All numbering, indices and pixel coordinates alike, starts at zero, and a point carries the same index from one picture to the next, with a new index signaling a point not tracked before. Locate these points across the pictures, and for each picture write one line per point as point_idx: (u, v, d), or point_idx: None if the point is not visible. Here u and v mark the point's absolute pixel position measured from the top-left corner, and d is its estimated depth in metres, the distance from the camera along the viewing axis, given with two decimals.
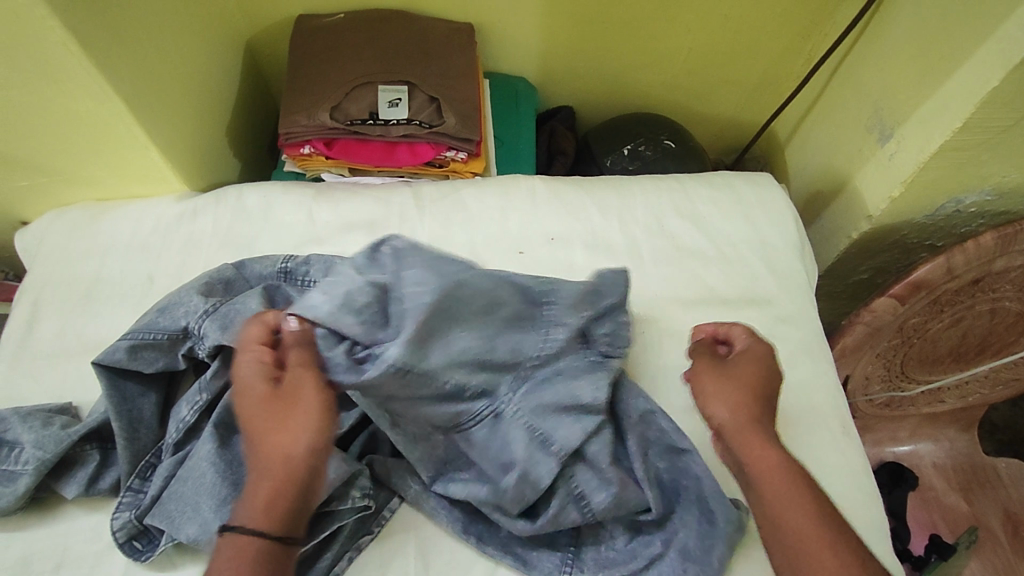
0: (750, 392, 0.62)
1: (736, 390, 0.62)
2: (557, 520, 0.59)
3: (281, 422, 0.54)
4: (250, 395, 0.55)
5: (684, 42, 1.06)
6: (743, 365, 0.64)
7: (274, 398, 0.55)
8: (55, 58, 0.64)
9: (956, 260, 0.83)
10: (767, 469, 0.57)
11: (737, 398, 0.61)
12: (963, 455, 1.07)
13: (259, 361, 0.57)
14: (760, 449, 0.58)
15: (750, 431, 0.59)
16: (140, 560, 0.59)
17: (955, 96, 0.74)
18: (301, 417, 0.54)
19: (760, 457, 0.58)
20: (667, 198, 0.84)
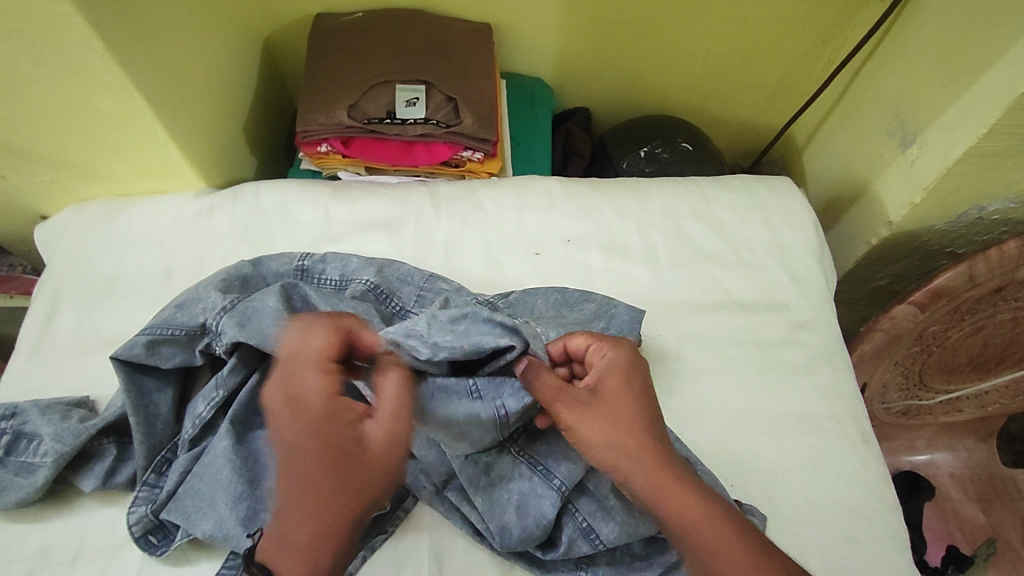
0: (620, 416, 0.57)
1: (607, 420, 0.57)
2: (569, 553, 0.59)
3: (346, 476, 0.54)
4: (312, 437, 0.55)
5: (702, 44, 1.06)
6: (607, 390, 0.59)
7: (344, 446, 0.54)
8: (79, 54, 0.64)
9: (979, 268, 0.82)
10: (693, 517, 0.53)
11: (612, 432, 0.56)
12: (981, 466, 1.06)
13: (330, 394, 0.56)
14: (671, 487, 0.54)
15: (652, 470, 0.55)
16: (155, 554, 0.59)
17: (981, 102, 0.73)
18: (366, 473, 0.55)
19: (673, 495, 0.54)
20: (684, 201, 0.83)
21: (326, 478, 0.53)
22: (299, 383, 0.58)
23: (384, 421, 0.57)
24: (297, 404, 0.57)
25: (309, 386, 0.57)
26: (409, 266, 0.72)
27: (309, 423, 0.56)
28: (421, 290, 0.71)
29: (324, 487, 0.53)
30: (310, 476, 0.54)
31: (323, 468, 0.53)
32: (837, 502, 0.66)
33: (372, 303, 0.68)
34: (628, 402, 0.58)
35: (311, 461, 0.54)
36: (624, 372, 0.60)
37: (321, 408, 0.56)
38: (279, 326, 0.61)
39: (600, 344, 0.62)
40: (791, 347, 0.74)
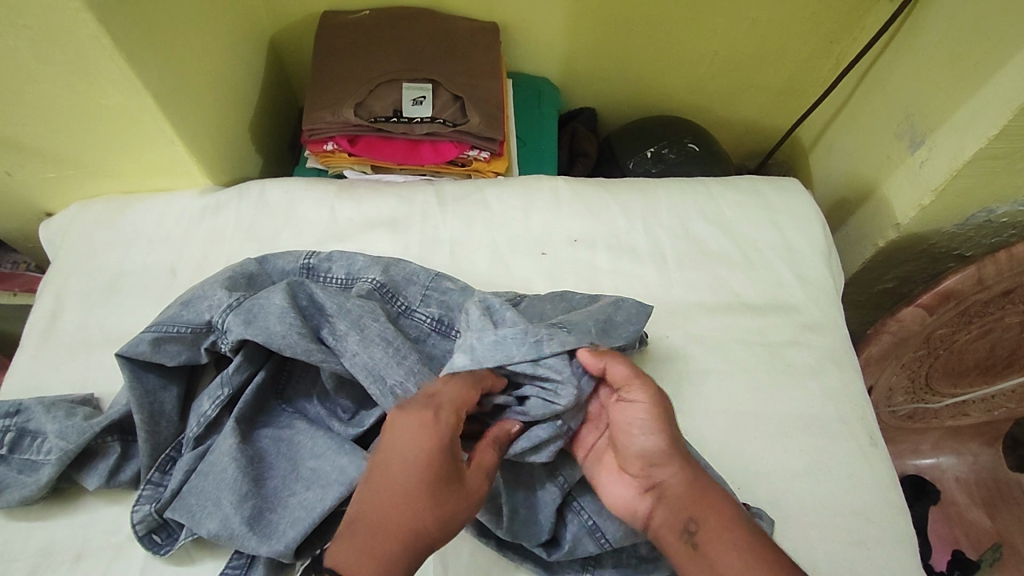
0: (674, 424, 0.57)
1: (667, 423, 0.56)
2: (573, 552, 0.58)
3: (444, 509, 0.51)
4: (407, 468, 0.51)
5: (709, 46, 1.06)
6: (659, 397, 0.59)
7: (452, 479, 0.52)
8: (88, 52, 0.64)
9: (988, 271, 0.81)
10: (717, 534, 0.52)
11: (667, 435, 0.56)
12: (986, 470, 1.05)
13: (456, 431, 0.53)
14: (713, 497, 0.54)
15: (693, 479, 0.55)
16: (159, 553, 0.59)
17: (992, 103, 0.73)
18: (462, 509, 0.51)
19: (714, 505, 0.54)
20: (692, 202, 0.83)
21: (432, 509, 0.50)
22: (448, 423, 0.53)
23: (481, 466, 0.54)
24: (417, 441, 0.52)
25: (442, 427, 0.53)
26: (415, 265, 0.72)
27: (431, 454, 0.51)
28: (427, 289, 0.70)
29: (416, 515, 0.50)
30: (392, 507, 0.51)
31: (420, 496, 0.50)
32: (844, 505, 0.65)
33: (377, 302, 0.68)
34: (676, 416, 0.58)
35: (399, 496, 0.51)
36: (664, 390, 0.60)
37: (448, 441, 0.52)
38: (285, 324, 0.61)
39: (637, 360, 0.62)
40: (799, 349, 0.74)
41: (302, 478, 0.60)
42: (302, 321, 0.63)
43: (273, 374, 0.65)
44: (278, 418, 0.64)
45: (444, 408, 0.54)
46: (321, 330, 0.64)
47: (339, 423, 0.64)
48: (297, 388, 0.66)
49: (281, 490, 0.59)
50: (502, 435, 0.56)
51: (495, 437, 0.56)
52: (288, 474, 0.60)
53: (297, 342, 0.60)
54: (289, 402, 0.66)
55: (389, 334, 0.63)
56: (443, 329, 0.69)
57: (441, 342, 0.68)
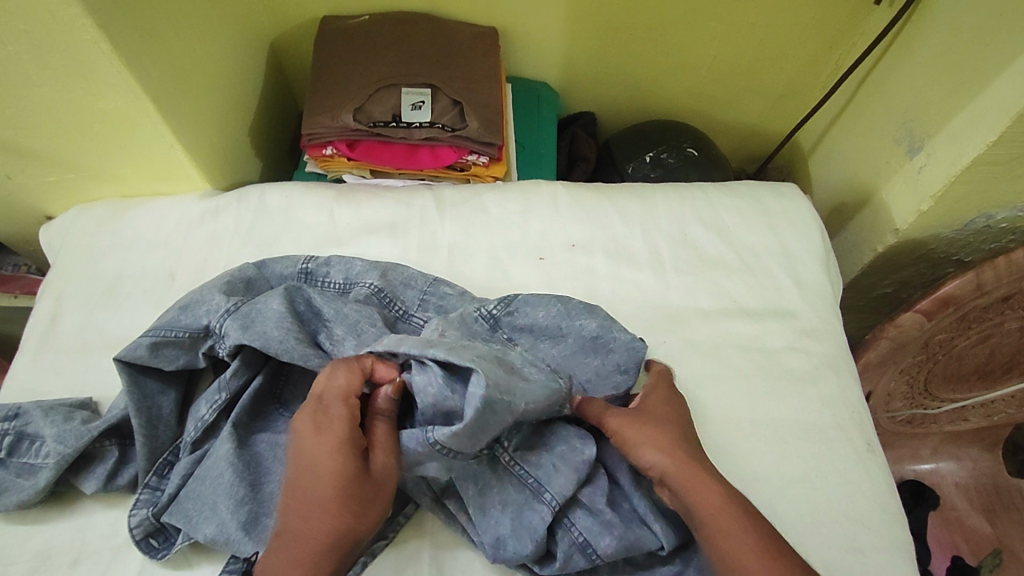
0: (664, 431, 0.61)
1: (655, 432, 0.60)
2: (564, 568, 0.58)
3: (355, 505, 0.52)
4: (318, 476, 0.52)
5: (708, 50, 1.06)
6: (651, 406, 0.64)
7: (358, 475, 0.53)
8: (89, 57, 0.64)
9: (986, 276, 0.81)
10: (724, 517, 0.56)
11: (660, 443, 0.60)
12: (986, 475, 1.05)
13: (353, 427, 0.55)
14: (704, 488, 0.57)
15: (683, 474, 0.58)
16: (156, 558, 0.59)
17: (991, 108, 0.72)
18: (373, 501, 0.53)
19: (706, 495, 0.57)
20: (690, 207, 0.83)
21: (342, 509, 0.51)
22: (343, 420, 0.55)
23: (384, 453, 0.55)
24: (317, 445, 0.54)
25: (337, 425, 0.54)
26: (414, 270, 0.72)
27: (335, 455, 0.53)
28: (424, 294, 0.70)
29: (328, 517, 0.51)
30: (307, 517, 0.51)
31: (329, 497, 0.52)
32: (842, 512, 0.65)
33: (375, 307, 0.68)
34: (667, 421, 0.62)
35: (313, 502, 0.52)
36: (660, 404, 0.64)
37: (346, 439, 0.54)
38: (282, 329, 0.61)
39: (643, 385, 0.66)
40: (796, 355, 0.74)
41: None
42: (299, 326, 0.63)
43: (271, 379, 0.65)
44: (276, 423, 0.64)
45: (338, 402, 0.55)
46: (319, 335, 0.64)
47: None
48: (295, 392, 0.66)
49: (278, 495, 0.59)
50: (388, 405, 0.57)
51: (381, 411, 0.57)
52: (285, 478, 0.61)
53: (294, 347, 0.61)
54: (286, 407, 0.66)
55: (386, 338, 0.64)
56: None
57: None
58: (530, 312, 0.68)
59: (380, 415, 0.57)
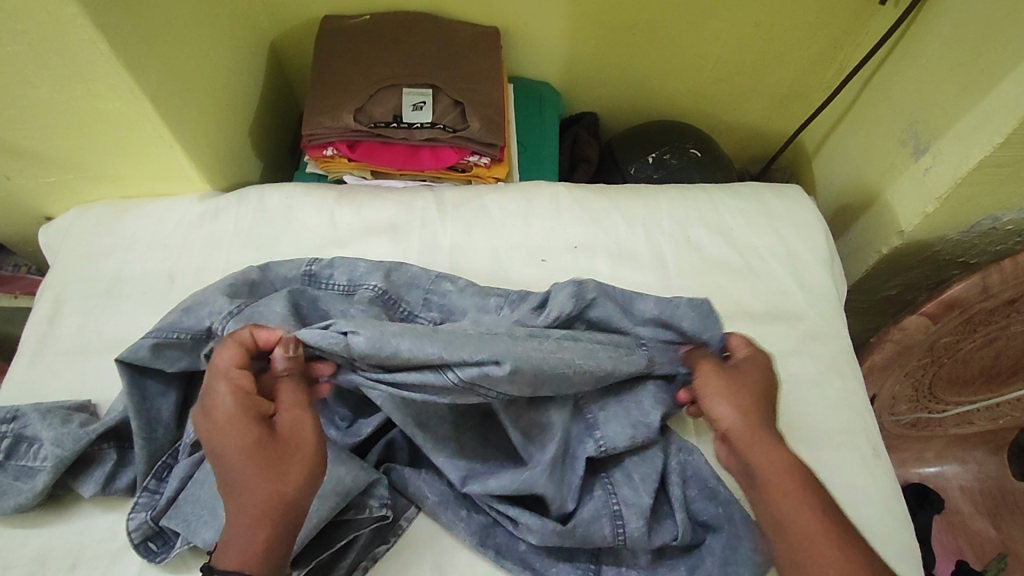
0: (745, 391, 0.61)
1: (738, 389, 0.61)
2: (590, 535, 0.58)
3: (279, 463, 0.51)
4: (233, 456, 0.50)
5: (712, 50, 1.05)
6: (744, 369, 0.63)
7: (269, 439, 0.51)
8: (86, 57, 0.64)
9: (993, 279, 0.80)
10: (780, 477, 0.55)
11: (739, 399, 0.60)
12: (992, 479, 1.04)
13: (239, 395, 0.52)
14: (768, 451, 0.57)
15: (748, 432, 0.58)
16: (154, 561, 0.59)
17: (999, 110, 0.72)
18: (295, 457, 0.51)
19: (769, 459, 0.56)
20: (693, 209, 0.82)
21: (262, 471, 0.50)
22: (239, 391, 0.52)
23: (288, 411, 0.53)
24: (219, 422, 0.51)
25: (226, 398, 0.52)
26: (417, 269, 0.72)
27: (239, 430, 0.51)
28: (428, 293, 0.70)
29: (254, 482, 0.50)
30: (237, 499, 0.50)
31: (246, 465, 0.50)
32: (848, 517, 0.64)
33: (380, 309, 0.67)
34: (758, 382, 0.62)
35: (235, 476, 0.50)
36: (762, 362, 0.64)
37: (242, 408, 0.51)
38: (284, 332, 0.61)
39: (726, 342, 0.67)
40: (801, 358, 0.73)
41: None
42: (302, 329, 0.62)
43: None
44: None
45: (219, 380, 0.53)
46: None
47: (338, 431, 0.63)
48: None
49: None
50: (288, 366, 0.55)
51: (281, 372, 0.55)
52: None
53: None
54: None
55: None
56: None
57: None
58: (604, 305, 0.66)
59: (285, 376, 0.55)
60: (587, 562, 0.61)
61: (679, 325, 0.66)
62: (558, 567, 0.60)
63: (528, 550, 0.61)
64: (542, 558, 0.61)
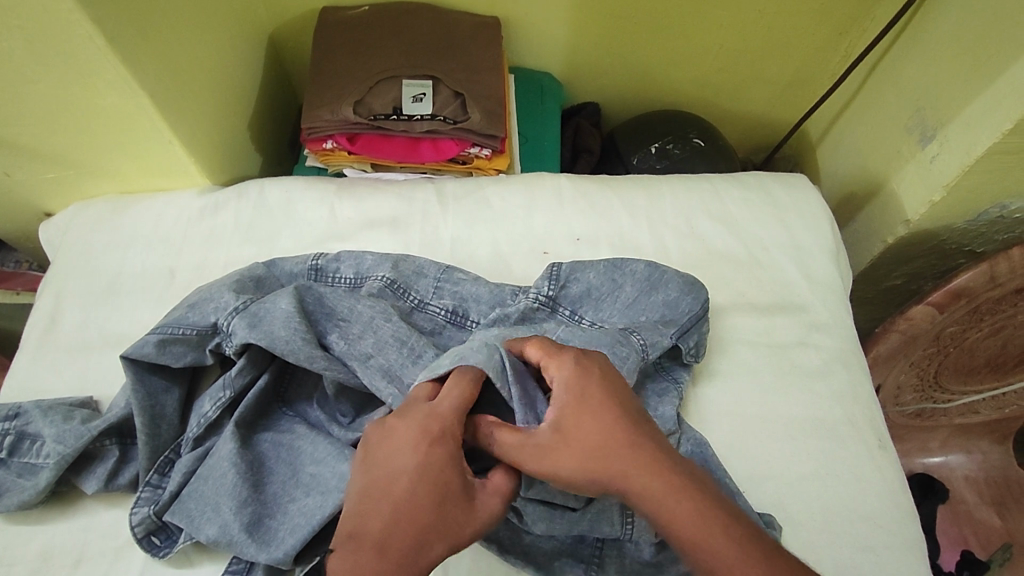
0: (588, 440, 0.50)
1: (577, 452, 0.49)
2: (598, 522, 0.58)
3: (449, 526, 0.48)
4: (413, 485, 0.49)
5: (714, 38, 1.03)
6: (570, 416, 0.51)
7: (458, 495, 0.49)
8: (82, 51, 0.63)
9: (1000, 268, 0.79)
10: (683, 519, 0.47)
11: (592, 462, 0.49)
12: (997, 468, 1.03)
13: (451, 441, 0.50)
14: (661, 499, 0.48)
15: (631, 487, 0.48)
16: (157, 556, 0.58)
17: (1007, 96, 0.70)
18: (466, 530, 0.48)
19: (666, 508, 0.47)
20: (697, 199, 0.82)
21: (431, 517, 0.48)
22: (452, 436, 0.51)
23: (489, 487, 0.51)
24: (430, 455, 0.49)
25: (451, 442, 0.50)
26: (424, 259, 0.71)
27: (431, 466, 0.49)
28: (438, 282, 0.69)
29: (415, 528, 0.47)
30: (393, 526, 0.47)
31: (432, 512, 0.48)
32: (853, 510, 0.64)
33: (389, 300, 0.67)
34: (599, 422, 0.51)
35: (403, 510, 0.48)
36: (582, 387, 0.52)
37: (455, 455, 0.50)
38: (290, 328, 0.60)
39: (551, 359, 0.54)
40: (805, 349, 0.72)
41: (302, 484, 0.59)
42: (307, 325, 0.61)
43: (276, 378, 0.64)
44: (280, 422, 0.63)
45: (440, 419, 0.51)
46: (327, 334, 0.63)
47: (339, 428, 0.62)
48: (299, 392, 0.65)
49: (281, 495, 0.59)
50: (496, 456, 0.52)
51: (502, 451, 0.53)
52: (287, 479, 0.60)
53: (301, 348, 0.59)
54: (290, 405, 0.65)
55: (402, 333, 0.63)
56: (457, 320, 0.68)
57: (456, 334, 0.68)
58: (580, 278, 0.69)
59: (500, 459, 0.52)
60: (591, 558, 0.60)
61: (664, 288, 0.69)
62: (562, 561, 0.60)
63: (531, 544, 0.61)
64: (547, 550, 0.61)
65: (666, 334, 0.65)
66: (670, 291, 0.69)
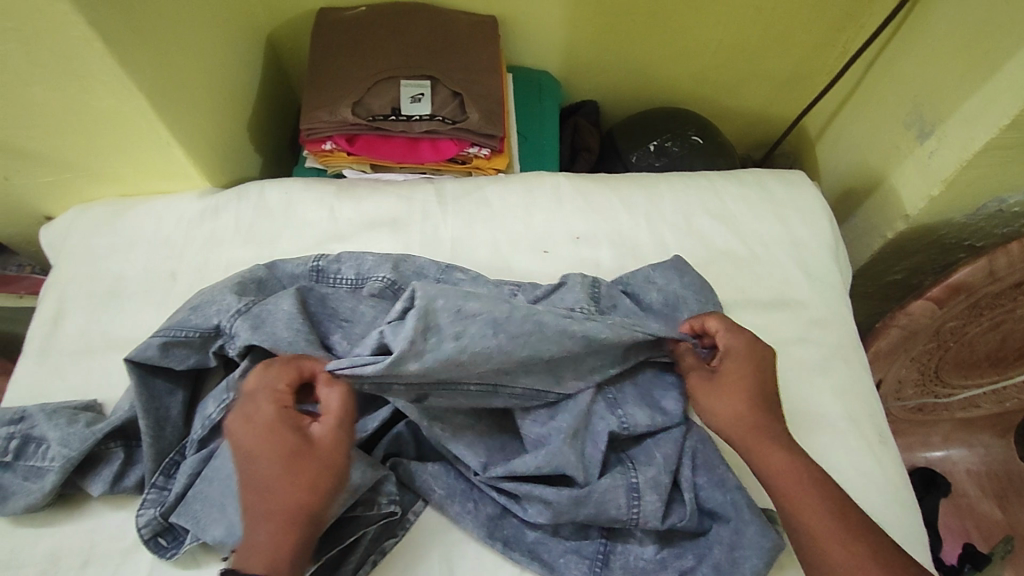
0: (733, 395, 0.61)
1: (722, 397, 0.61)
2: (606, 510, 0.58)
3: (307, 475, 0.51)
4: (259, 460, 0.52)
5: (713, 35, 1.04)
6: (728, 365, 0.63)
7: (301, 446, 0.52)
8: (81, 55, 0.64)
9: (999, 262, 0.79)
10: (784, 476, 0.57)
11: (729, 406, 0.61)
12: (998, 461, 1.04)
13: (277, 407, 0.53)
14: (769, 452, 0.58)
15: (750, 435, 0.59)
16: (165, 557, 0.59)
17: (1005, 90, 0.71)
18: (325, 470, 0.52)
19: (772, 459, 0.58)
20: (696, 197, 0.82)
21: (289, 477, 0.51)
22: (268, 400, 0.53)
23: (330, 421, 0.54)
24: (253, 427, 0.53)
25: (264, 406, 0.53)
26: (425, 259, 0.71)
27: (265, 432, 0.52)
28: (439, 283, 0.70)
29: (280, 490, 0.51)
30: (263, 500, 0.51)
31: (285, 471, 0.51)
32: None
33: (389, 301, 0.67)
34: (742, 379, 0.62)
35: (264, 481, 0.51)
36: (744, 354, 0.63)
37: (279, 416, 0.53)
38: (291, 329, 0.60)
39: (729, 329, 0.64)
40: (805, 345, 0.73)
41: None
42: (310, 326, 0.62)
43: None
44: None
45: (261, 393, 0.54)
46: (329, 337, 0.63)
47: None
48: None
49: None
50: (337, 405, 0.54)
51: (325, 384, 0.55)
52: None
53: (303, 348, 0.60)
54: None
55: None
56: None
57: None
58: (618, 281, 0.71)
59: (326, 383, 0.55)
60: (596, 554, 0.61)
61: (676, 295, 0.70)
62: (565, 559, 0.60)
63: (535, 541, 0.61)
64: (550, 547, 0.61)
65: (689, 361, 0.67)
66: (676, 297, 0.70)
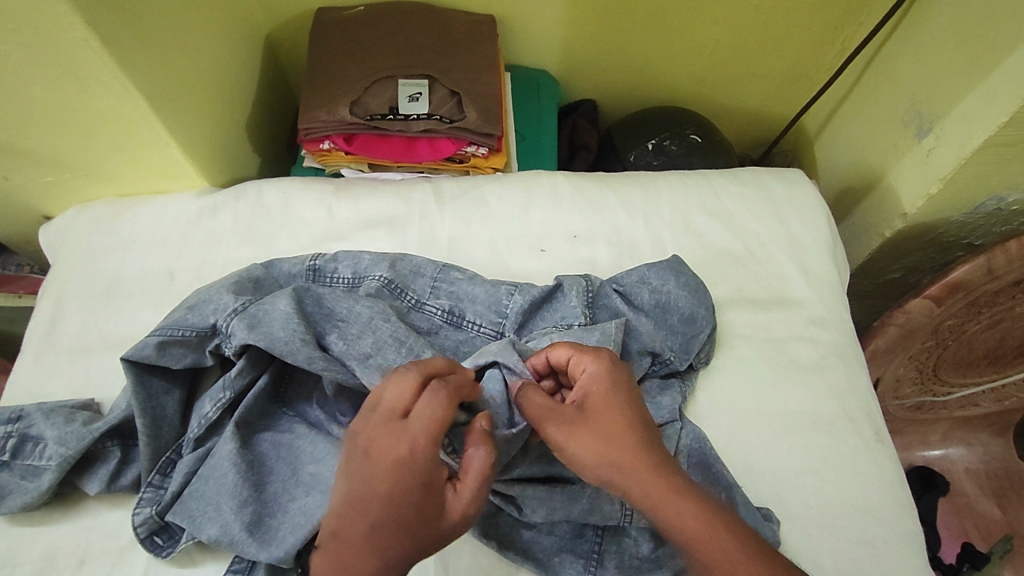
0: (608, 435, 0.52)
1: (595, 440, 0.52)
2: (598, 506, 0.59)
3: (423, 529, 0.48)
4: (383, 499, 0.48)
5: (711, 34, 1.03)
6: (593, 403, 0.54)
7: (431, 499, 0.48)
8: (78, 56, 0.64)
9: (998, 260, 0.79)
10: (691, 529, 0.48)
11: (604, 448, 0.52)
12: (997, 460, 1.04)
13: (420, 453, 0.48)
14: (670, 499, 0.49)
15: (644, 482, 0.50)
16: (160, 556, 0.59)
17: (1003, 88, 0.70)
18: (444, 530, 0.48)
19: (673, 509, 0.49)
20: (693, 196, 0.82)
21: (407, 527, 0.48)
22: (414, 441, 0.49)
23: (469, 485, 0.49)
24: (389, 461, 0.48)
25: (405, 445, 0.48)
26: (421, 258, 0.72)
27: (395, 473, 0.48)
28: (435, 282, 0.70)
29: (394, 537, 0.47)
30: (370, 538, 0.48)
31: (409, 518, 0.47)
32: (851, 503, 0.64)
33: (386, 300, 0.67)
34: (613, 416, 0.53)
35: (378, 520, 0.48)
36: (609, 384, 0.55)
37: (419, 463, 0.48)
38: (288, 329, 0.60)
39: (584, 355, 0.57)
40: (803, 344, 0.73)
41: (301, 484, 0.59)
42: (307, 325, 0.62)
43: (275, 379, 0.64)
44: (279, 422, 0.64)
45: (409, 430, 0.49)
46: (326, 336, 0.63)
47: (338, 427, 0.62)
48: (297, 392, 0.65)
49: (281, 495, 0.59)
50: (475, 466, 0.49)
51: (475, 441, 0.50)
52: (288, 479, 0.60)
53: (300, 349, 0.60)
54: (288, 405, 0.65)
55: (400, 333, 0.63)
56: (454, 320, 0.68)
57: (453, 333, 0.68)
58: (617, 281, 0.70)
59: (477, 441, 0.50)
60: (590, 554, 0.61)
61: (671, 293, 0.70)
62: (560, 558, 0.61)
63: (530, 541, 0.61)
64: (545, 547, 0.61)
65: (682, 358, 0.68)
66: (671, 297, 0.70)
